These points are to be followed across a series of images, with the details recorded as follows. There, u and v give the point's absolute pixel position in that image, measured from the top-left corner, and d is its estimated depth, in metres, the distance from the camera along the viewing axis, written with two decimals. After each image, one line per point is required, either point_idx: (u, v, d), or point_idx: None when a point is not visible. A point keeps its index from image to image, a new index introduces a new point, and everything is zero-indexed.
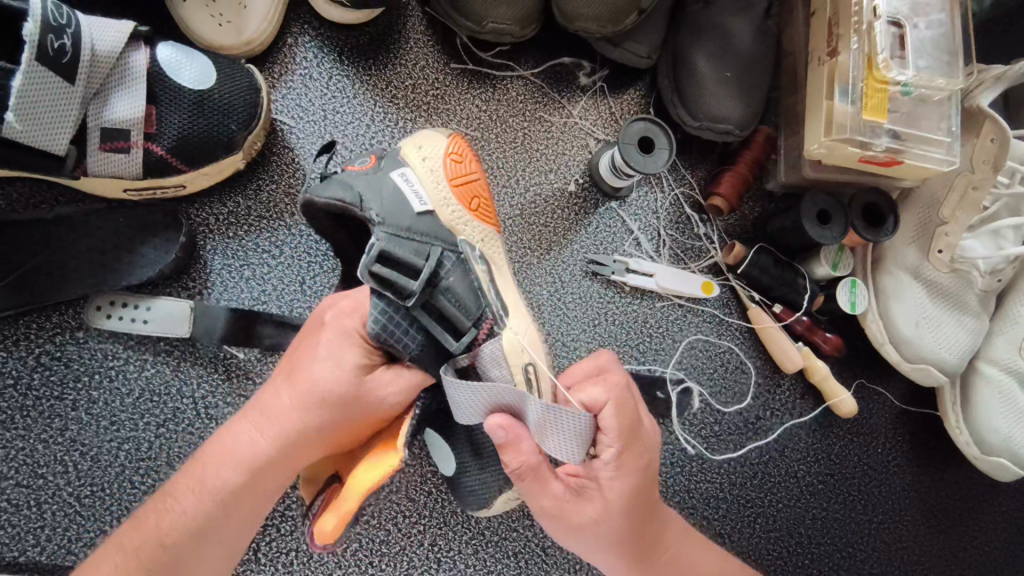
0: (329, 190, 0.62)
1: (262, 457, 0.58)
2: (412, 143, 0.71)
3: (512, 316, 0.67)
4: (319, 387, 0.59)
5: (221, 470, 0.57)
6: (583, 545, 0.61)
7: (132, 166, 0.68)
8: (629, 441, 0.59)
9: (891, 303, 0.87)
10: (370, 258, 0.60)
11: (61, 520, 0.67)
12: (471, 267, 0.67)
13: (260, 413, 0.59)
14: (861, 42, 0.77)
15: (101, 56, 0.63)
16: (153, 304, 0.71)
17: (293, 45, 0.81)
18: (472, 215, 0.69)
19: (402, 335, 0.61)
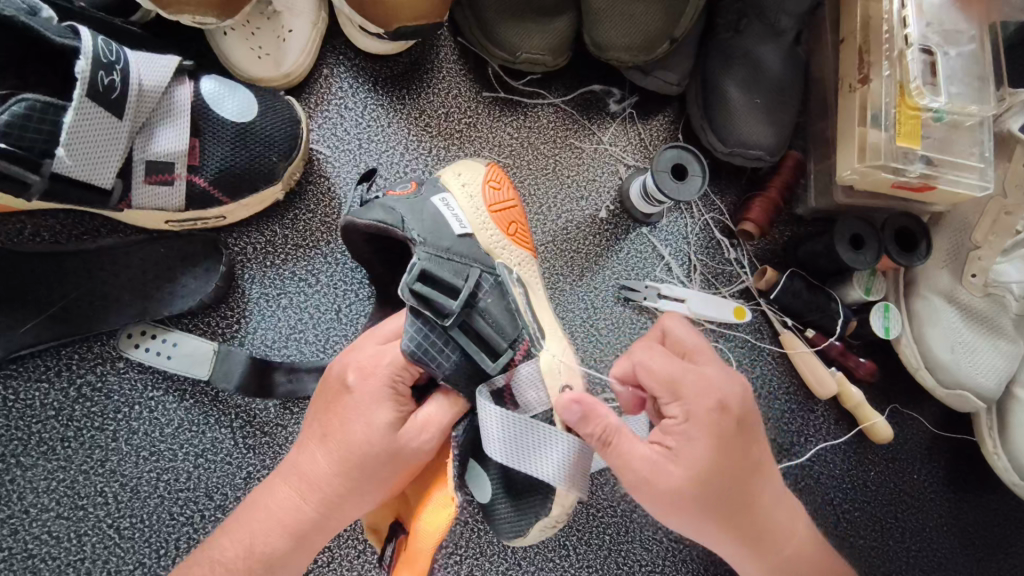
0: (377, 209, 0.65)
1: (303, 519, 0.57)
2: (451, 170, 0.72)
3: (548, 338, 0.66)
4: (359, 452, 0.57)
5: (262, 533, 0.57)
6: (685, 517, 0.57)
7: (175, 198, 0.69)
8: (683, 390, 0.58)
9: (926, 327, 0.86)
10: (410, 277, 0.61)
11: (102, 551, 0.67)
12: (509, 289, 0.66)
13: (296, 471, 0.58)
14: (893, 70, 0.77)
15: (148, 92, 0.65)
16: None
17: (329, 75, 0.82)
18: (509, 240, 0.69)
19: (438, 356, 0.61)
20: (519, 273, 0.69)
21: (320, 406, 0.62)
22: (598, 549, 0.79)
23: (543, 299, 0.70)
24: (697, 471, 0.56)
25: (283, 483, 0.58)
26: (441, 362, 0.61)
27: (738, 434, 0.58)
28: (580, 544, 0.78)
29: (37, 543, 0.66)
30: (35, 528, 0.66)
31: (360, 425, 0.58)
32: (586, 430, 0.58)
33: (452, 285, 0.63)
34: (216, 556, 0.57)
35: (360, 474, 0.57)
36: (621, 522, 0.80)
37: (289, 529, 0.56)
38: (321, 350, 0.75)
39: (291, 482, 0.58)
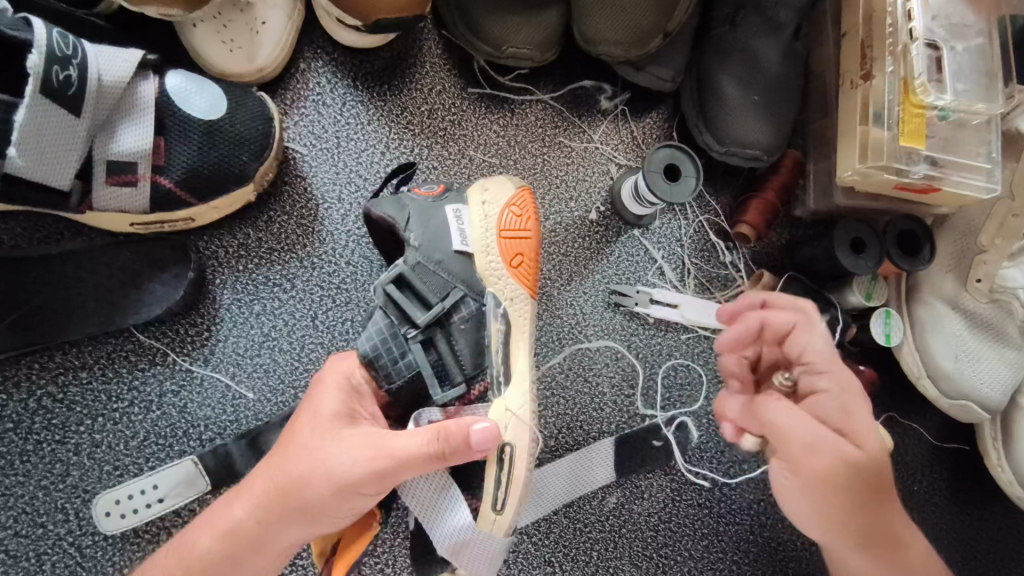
0: (382, 203, 0.62)
1: (255, 540, 0.50)
2: (482, 182, 0.66)
3: (511, 386, 0.60)
4: (355, 487, 0.49)
5: (210, 544, 0.50)
6: (803, 506, 0.59)
7: (139, 200, 0.65)
8: (805, 361, 0.64)
9: (930, 335, 0.83)
10: (389, 276, 0.59)
11: (62, 571, 0.63)
12: (488, 324, 0.60)
13: (268, 482, 0.51)
14: (897, 65, 0.74)
15: (108, 88, 0.61)
16: (160, 478, 0.65)
17: (306, 70, 0.78)
18: (510, 271, 0.63)
19: (390, 366, 0.58)
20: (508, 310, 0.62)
21: (313, 411, 0.54)
22: (585, 566, 0.76)
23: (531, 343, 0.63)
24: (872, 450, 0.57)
25: (246, 496, 0.51)
26: (390, 371, 0.58)
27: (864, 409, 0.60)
28: (566, 561, 0.75)
29: None
30: None
31: (368, 451, 0.50)
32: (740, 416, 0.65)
33: (428, 300, 0.60)
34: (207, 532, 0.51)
35: (340, 509, 0.50)
36: (610, 538, 0.77)
37: (237, 553, 0.50)
38: (295, 360, 0.72)
39: (256, 498, 0.50)
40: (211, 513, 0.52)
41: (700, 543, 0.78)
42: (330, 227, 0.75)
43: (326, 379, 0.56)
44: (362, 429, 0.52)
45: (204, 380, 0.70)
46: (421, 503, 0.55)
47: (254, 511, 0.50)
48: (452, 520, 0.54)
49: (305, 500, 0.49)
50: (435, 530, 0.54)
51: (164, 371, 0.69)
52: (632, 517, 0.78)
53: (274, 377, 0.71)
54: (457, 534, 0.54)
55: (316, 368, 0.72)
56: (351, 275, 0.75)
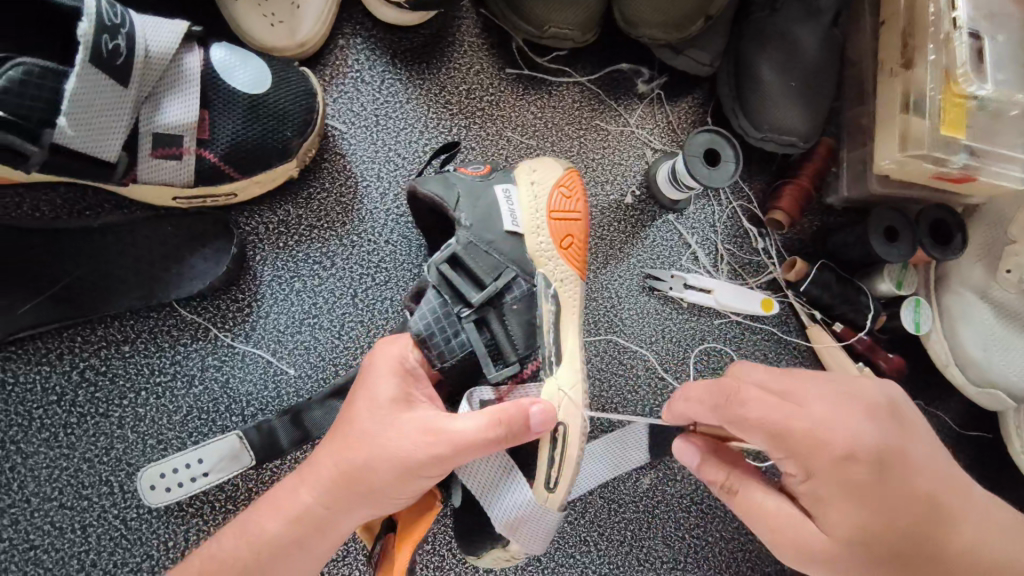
0: (432, 181, 0.63)
1: (320, 522, 0.52)
2: (529, 163, 0.68)
3: (562, 364, 0.62)
4: (416, 472, 0.51)
5: (276, 528, 0.52)
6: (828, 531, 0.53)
7: (183, 174, 0.64)
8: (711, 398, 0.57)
9: (958, 323, 0.84)
10: (442, 256, 0.60)
11: (108, 543, 0.65)
12: (539, 304, 0.62)
13: (330, 468, 0.52)
14: (939, 54, 0.73)
15: (154, 59, 0.60)
16: (205, 453, 0.65)
17: (345, 46, 0.78)
18: (559, 252, 0.64)
19: (443, 346, 0.58)
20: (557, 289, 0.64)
21: (368, 394, 0.54)
22: (619, 545, 0.77)
23: (580, 321, 0.65)
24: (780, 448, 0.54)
25: (310, 481, 0.53)
26: (442, 351, 0.58)
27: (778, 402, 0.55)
28: (600, 540, 0.76)
29: (39, 534, 0.64)
30: (36, 519, 0.64)
31: (427, 438, 0.51)
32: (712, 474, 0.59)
33: (480, 279, 0.61)
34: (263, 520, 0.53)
35: (399, 493, 0.52)
36: (643, 518, 0.78)
37: (304, 535, 0.52)
38: (335, 337, 0.72)
39: (320, 483, 0.52)
40: (274, 497, 0.54)
41: (730, 524, 0.80)
42: (370, 205, 0.75)
43: (378, 362, 0.56)
44: (419, 414, 0.53)
45: (246, 356, 0.70)
46: (482, 483, 0.57)
47: (319, 495, 0.52)
48: (513, 498, 0.57)
49: (368, 484, 0.51)
50: (494, 508, 0.57)
51: (206, 346, 0.69)
52: (664, 498, 0.79)
53: (315, 354, 0.71)
54: (517, 511, 0.57)
55: (356, 346, 0.72)
56: (390, 254, 0.75)
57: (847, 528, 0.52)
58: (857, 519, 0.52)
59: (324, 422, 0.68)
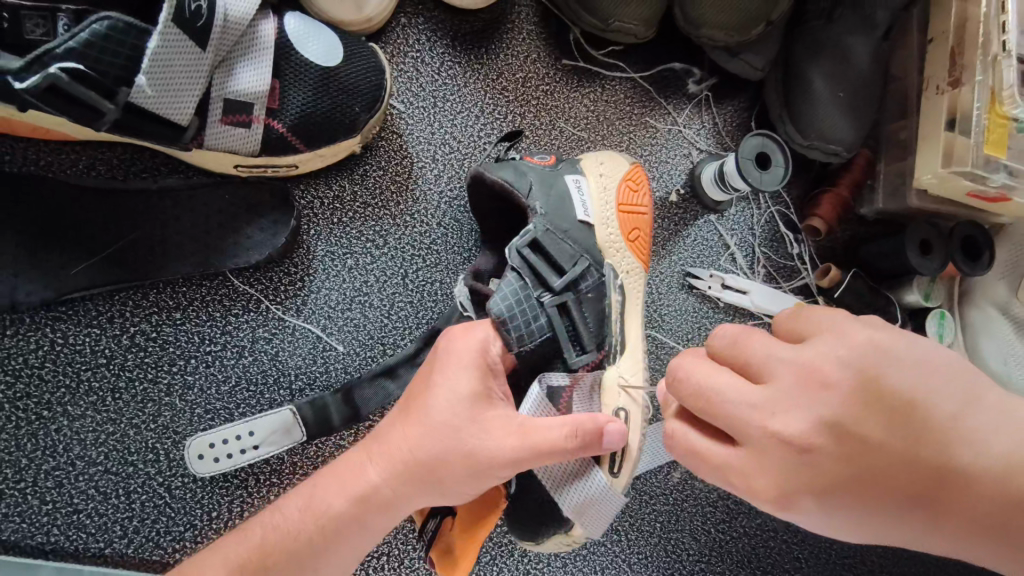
0: (501, 171, 0.66)
1: (387, 502, 0.52)
2: (596, 157, 0.71)
3: (625, 356, 0.66)
4: (494, 469, 0.52)
5: (342, 505, 0.52)
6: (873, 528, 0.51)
7: (250, 142, 0.64)
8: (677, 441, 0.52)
9: (981, 337, 0.87)
10: (523, 241, 0.63)
11: (151, 511, 0.64)
12: (607, 294, 0.66)
13: (406, 451, 0.53)
14: (986, 75, 0.75)
15: (233, 23, 0.59)
16: (256, 426, 0.65)
17: (406, 25, 0.77)
18: (627, 245, 0.68)
19: (526, 325, 0.60)
20: (624, 280, 0.68)
21: (449, 381, 0.54)
22: (648, 536, 0.78)
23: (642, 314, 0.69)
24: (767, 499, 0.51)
25: (382, 461, 0.53)
26: (523, 333, 0.60)
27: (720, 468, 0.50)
28: (630, 530, 0.78)
29: (83, 498, 0.63)
30: (80, 483, 0.63)
31: (512, 439, 0.52)
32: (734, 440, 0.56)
33: (559, 264, 0.64)
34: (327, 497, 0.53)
35: (471, 484, 0.53)
36: (673, 511, 0.79)
37: (369, 513, 0.52)
38: (385, 316, 0.72)
39: (392, 464, 0.53)
40: (337, 471, 0.54)
41: (754, 520, 0.81)
42: (424, 186, 0.75)
43: (459, 350, 0.55)
44: (501, 412, 0.53)
45: (296, 330, 0.69)
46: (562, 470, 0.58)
47: (390, 476, 0.52)
48: (587, 485, 0.59)
49: (443, 472, 0.52)
50: (568, 491, 0.59)
51: (257, 318, 0.69)
52: (693, 493, 0.80)
53: (364, 332, 0.71)
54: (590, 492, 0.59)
55: (405, 326, 0.72)
56: (441, 236, 0.75)
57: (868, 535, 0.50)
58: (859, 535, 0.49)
59: (374, 399, 0.68)
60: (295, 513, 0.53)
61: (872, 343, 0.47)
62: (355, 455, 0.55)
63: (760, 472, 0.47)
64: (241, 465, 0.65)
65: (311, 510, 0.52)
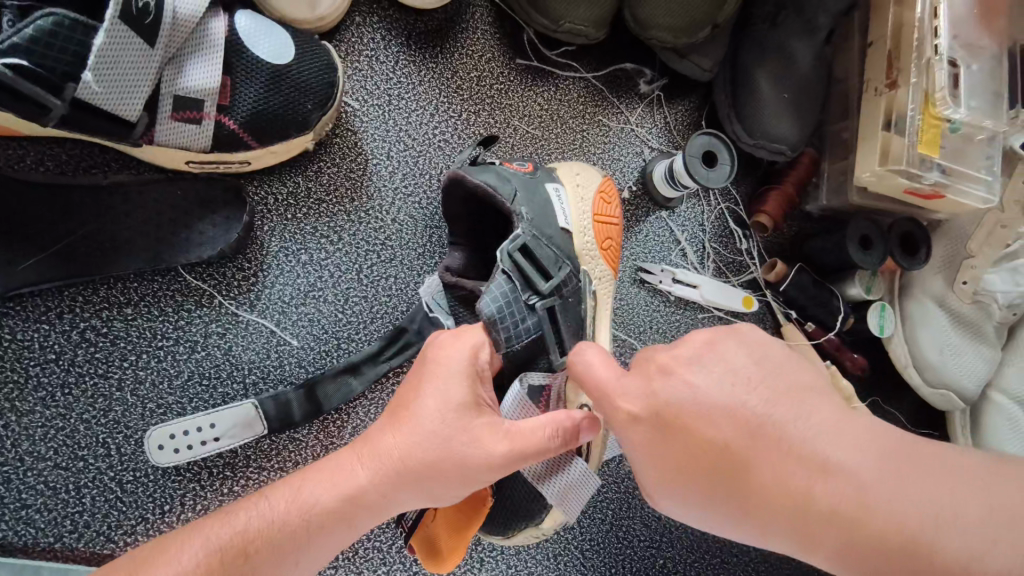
0: (485, 175, 0.66)
1: (375, 500, 0.54)
2: (571, 169, 0.74)
3: None
4: (481, 473, 0.54)
5: (330, 502, 0.53)
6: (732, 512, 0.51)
7: (201, 138, 0.64)
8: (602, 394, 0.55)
9: (917, 328, 0.91)
10: (513, 245, 0.63)
11: (102, 505, 0.64)
12: (583, 298, 0.69)
13: (395, 452, 0.54)
14: (920, 78, 0.79)
15: (181, 23, 0.60)
16: (218, 418, 0.66)
17: (361, 24, 0.78)
18: (600, 252, 0.72)
19: (515, 326, 0.62)
20: (595, 286, 0.71)
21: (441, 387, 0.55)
22: (600, 524, 0.80)
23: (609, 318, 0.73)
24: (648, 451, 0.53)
25: (369, 461, 0.54)
26: (511, 334, 0.61)
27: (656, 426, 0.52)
28: (583, 518, 0.80)
29: (32, 493, 0.63)
30: (29, 478, 0.63)
31: (501, 445, 0.54)
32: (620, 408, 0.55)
33: (545, 269, 0.65)
34: (315, 497, 0.54)
35: (456, 485, 0.55)
36: (624, 499, 0.81)
37: (357, 511, 0.54)
38: (339, 311, 0.73)
39: (380, 465, 0.54)
40: (324, 469, 0.55)
41: None
42: (379, 183, 0.76)
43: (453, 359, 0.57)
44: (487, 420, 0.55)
45: (250, 325, 0.70)
46: (543, 465, 0.62)
47: (376, 477, 0.54)
48: (567, 475, 0.63)
49: (431, 475, 0.54)
50: (552, 481, 0.63)
51: (210, 313, 0.69)
52: None
53: (319, 327, 0.72)
54: (571, 475, 0.63)
55: (359, 321, 0.73)
56: (396, 232, 0.76)
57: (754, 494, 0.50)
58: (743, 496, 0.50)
59: (335, 395, 0.70)
60: (281, 512, 0.53)
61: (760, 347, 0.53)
62: (344, 454, 0.56)
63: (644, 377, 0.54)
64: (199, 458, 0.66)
65: (297, 509, 0.53)
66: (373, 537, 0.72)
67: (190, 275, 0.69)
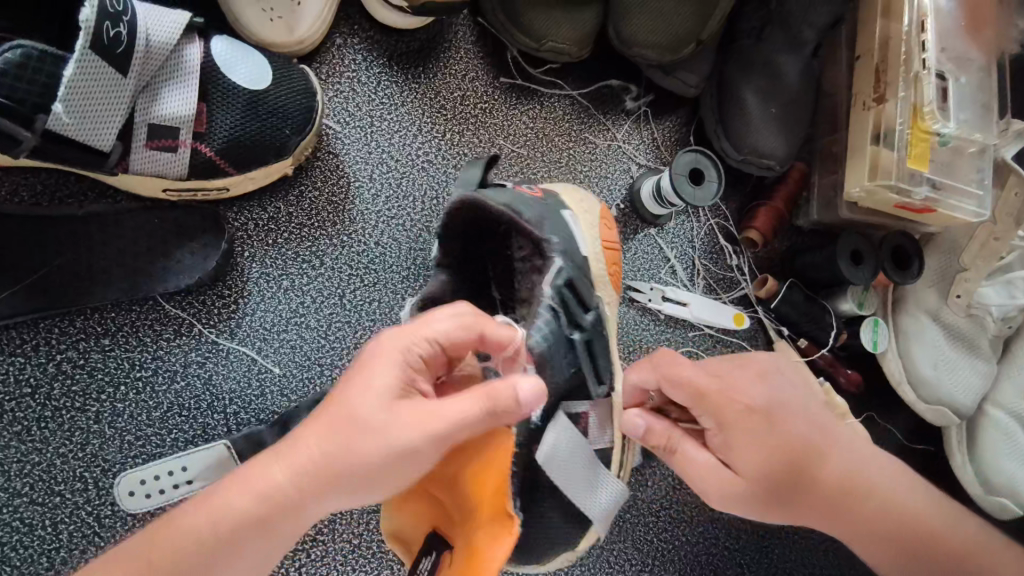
0: (505, 201, 0.63)
1: (290, 504, 0.45)
2: (571, 192, 0.73)
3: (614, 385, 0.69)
4: (429, 474, 0.48)
5: (239, 510, 0.45)
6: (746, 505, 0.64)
7: (178, 166, 0.63)
8: (709, 398, 0.63)
9: (912, 344, 0.90)
10: (559, 278, 0.64)
11: (79, 542, 0.62)
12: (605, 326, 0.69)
13: (322, 456, 0.46)
14: (908, 92, 0.78)
15: (155, 50, 0.59)
16: (190, 461, 0.65)
17: (341, 45, 0.78)
18: (610, 279, 0.71)
19: (556, 362, 0.61)
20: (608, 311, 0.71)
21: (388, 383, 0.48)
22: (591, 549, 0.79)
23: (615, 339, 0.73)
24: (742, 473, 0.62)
25: (284, 461, 0.46)
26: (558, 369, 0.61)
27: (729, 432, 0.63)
28: None
29: (7, 531, 0.61)
30: (4, 515, 0.62)
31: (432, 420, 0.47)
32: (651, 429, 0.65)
33: (583, 301, 0.66)
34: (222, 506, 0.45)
35: (394, 491, 0.48)
36: (616, 522, 0.80)
37: (273, 519, 0.45)
38: (322, 337, 0.72)
39: (294, 464, 0.46)
40: (235, 483, 0.46)
41: (696, 529, 0.83)
42: (362, 206, 0.75)
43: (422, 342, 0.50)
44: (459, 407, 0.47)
45: (230, 353, 0.69)
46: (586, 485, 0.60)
47: (301, 479, 0.46)
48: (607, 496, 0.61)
49: (362, 478, 0.46)
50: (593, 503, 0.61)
51: (189, 342, 0.68)
52: (636, 504, 0.81)
53: (301, 353, 0.71)
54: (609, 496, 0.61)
55: (343, 346, 0.72)
56: (379, 255, 0.75)
57: (754, 468, 0.62)
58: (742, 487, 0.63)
59: None
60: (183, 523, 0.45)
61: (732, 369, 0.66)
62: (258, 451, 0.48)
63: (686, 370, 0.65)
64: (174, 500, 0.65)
65: (199, 524, 0.45)
66: (358, 567, 0.70)
67: (169, 303, 0.68)
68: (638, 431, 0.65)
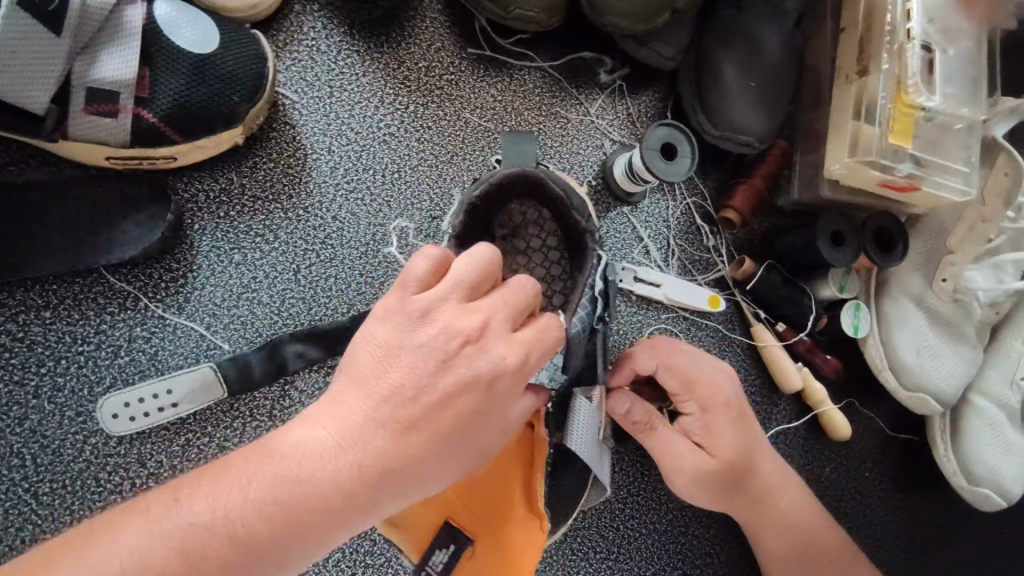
0: (561, 181, 0.64)
1: (359, 497, 0.44)
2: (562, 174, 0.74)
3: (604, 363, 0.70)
4: (466, 443, 0.47)
5: (292, 500, 0.42)
6: (700, 491, 0.71)
7: (119, 132, 0.61)
8: (698, 388, 0.71)
9: (894, 329, 0.86)
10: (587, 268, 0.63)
11: (16, 518, 0.61)
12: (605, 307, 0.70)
13: (344, 458, 0.44)
14: (892, 64, 0.75)
15: (92, 10, 0.57)
16: (174, 384, 0.64)
17: (301, 13, 0.75)
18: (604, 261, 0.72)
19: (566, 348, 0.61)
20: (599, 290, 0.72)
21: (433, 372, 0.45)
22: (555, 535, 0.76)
23: None
24: (715, 457, 0.70)
25: (349, 445, 0.44)
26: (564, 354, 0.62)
27: (709, 423, 0.70)
28: None
29: None
30: None
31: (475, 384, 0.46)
32: (625, 417, 0.70)
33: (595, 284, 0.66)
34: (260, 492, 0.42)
35: (407, 495, 0.46)
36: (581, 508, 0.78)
37: (334, 516, 0.43)
38: (275, 313, 0.69)
39: (354, 452, 0.44)
40: (235, 475, 0.43)
41: (665, 516, 0.81)
42: (319, 179, 0.73)
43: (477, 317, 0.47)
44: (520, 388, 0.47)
45: (178, 328, 0.67)
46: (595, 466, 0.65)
47: (360, 469, 0.43)
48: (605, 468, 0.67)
49: (382, 481, 0.44)
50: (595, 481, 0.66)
51: (135, 316, 0.66)
52: None
53: (252, 329, 0.69)
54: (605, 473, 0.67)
55: (297, 323, 0.70)
56: (337, 230, 0.73)
57: (724, 458, 0.70)
58: (702, 474, 0.70)
59: (268, 399, 0.67)
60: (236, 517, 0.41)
61: (719, 376, 0.72)
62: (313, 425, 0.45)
63: (683, 360, 0.72)
64: (158, 425, 0.64)
65: (243, 520, 0.41)
66: None
67: (113, 276, 0.66)
68: (621, 411, 0.70)
